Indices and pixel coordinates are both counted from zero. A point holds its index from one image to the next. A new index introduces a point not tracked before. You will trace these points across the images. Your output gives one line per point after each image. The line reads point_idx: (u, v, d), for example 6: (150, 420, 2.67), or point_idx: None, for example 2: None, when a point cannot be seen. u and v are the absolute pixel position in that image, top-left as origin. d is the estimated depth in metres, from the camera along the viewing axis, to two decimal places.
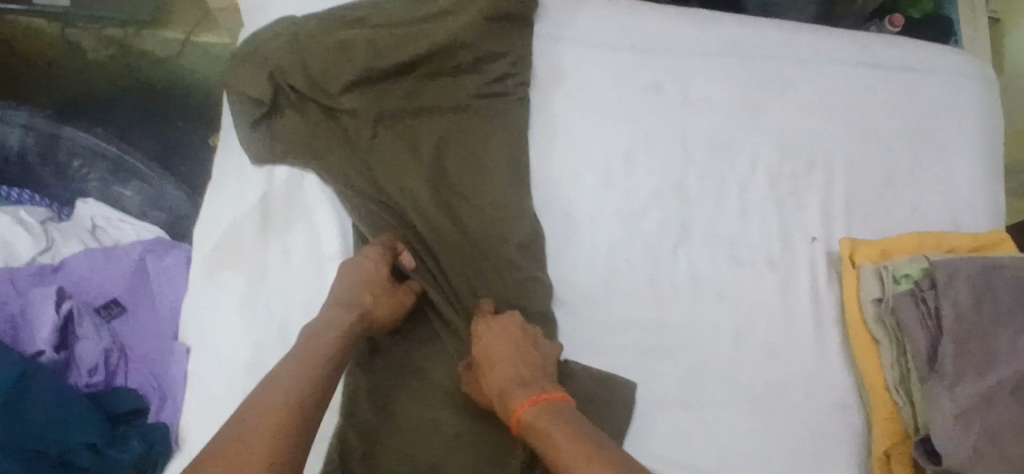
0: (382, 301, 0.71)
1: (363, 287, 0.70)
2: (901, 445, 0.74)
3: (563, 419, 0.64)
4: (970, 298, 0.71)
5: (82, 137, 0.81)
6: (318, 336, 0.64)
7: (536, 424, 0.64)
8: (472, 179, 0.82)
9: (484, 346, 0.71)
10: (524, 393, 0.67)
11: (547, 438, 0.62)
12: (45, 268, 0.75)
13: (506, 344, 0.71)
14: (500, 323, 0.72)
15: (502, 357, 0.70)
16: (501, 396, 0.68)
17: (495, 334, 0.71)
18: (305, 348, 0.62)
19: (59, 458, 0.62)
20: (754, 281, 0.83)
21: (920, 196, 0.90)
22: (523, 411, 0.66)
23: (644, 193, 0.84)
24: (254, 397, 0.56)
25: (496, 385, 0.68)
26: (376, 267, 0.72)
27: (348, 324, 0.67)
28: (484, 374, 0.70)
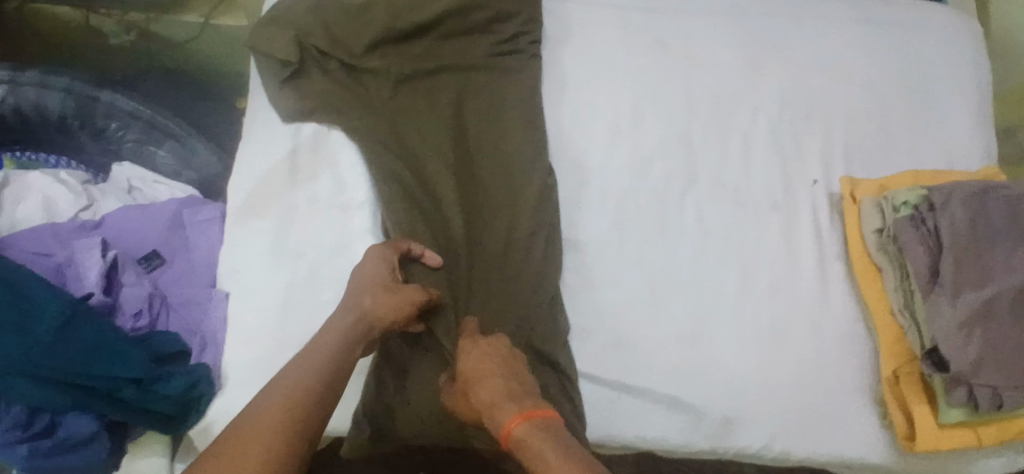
0: (383, 300, 0.67)
1: (363, 288, 0.67)
2: (909, 364, 0.77)
3: (557, 438, 0.59)
4: (966, 216, 0.72)
5: (120, 100, 0.84)
6: (316, 344, 0.63)
7: (530, 438, 0.59)
8: (487, 132, 0.85)
9: (474, 363, 0.69)
10: (516, 407, 0.63)
11: (541, 454, 0.57)
12: (86, 224, 0.81)
13: (496, 363, 0.68)
14: (488, 344, 0.71)
15: (494, 373, 0.67)
16: (490, 411, 0.64)
17: (485, 352, 0.69)
18: (302, 359, 0.61)
19: (108, 390, 0.71)
20: (760, 224, 0.84)
21: (914, 142, 0.90)
22: (516, 424, 0.61)
23: (650, 139, 0.86)
24: (245, 418, 0.55)
25: (487, 398, 0.65)
26: (377, 266, 0.69)
27: (348, 329, 0.64)
28: (473, 392, 0.66)
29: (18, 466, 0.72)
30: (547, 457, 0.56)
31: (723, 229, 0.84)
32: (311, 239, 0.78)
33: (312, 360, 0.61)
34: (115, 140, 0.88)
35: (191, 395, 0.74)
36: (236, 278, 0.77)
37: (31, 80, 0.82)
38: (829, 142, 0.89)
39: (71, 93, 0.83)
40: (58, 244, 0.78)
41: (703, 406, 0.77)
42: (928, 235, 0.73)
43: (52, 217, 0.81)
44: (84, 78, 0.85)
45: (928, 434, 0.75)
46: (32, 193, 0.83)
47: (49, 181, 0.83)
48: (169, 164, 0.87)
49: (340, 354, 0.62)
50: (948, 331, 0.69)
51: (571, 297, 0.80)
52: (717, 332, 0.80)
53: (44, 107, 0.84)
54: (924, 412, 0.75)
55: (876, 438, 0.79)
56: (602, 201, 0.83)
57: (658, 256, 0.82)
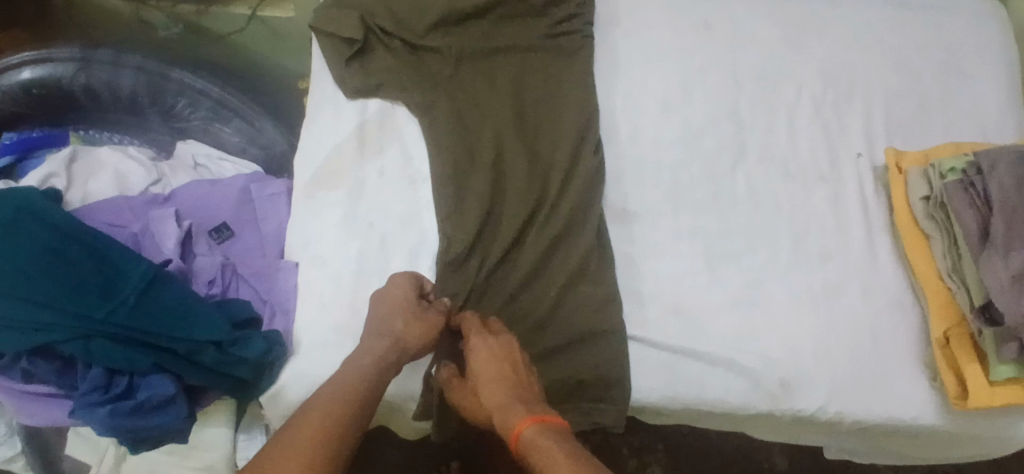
0: (412, 326, 0.69)
1: (392, 313, 0.70)
2: (959, 325, 0.79)
3: (563, 440, 0.61)
4: (1013, 179, 0.75)
5: (189, 78, 0.93)
6: (351, 364, 0.65)
7: (536, 441, 0.61)
8: (542, 108, 0.87)
9: (482, 364, 0.70)
10: (526, 409, 0.65)
11: (548, 456, 0.59)
12: (158, 197, 0.84)
13: (504, 364, 0.70)
14: (496, 343, 0.71)
15: (501, 377, 0.69)
16: (500, 413, 0.66)
17: (492, 352, 0.70)
18: (336, 379, 0.64)
19: (188, 353, 0.73)
20: (808, 192, 0.88)
21: (950, 121, 0.94)
22: (523, 428, 0.63)
23: (701, 116, 0.90)
24: (292, 419, 0.59)
25: (496, 402, 0.67)
26: (404, 292, 0.71)
27: (381, 351, 0.67)
28: (483, 395, 0.69)
29: (97, 430, 0.72)
30: (553, 461, 0.59)
31: (772, 195, 0.88)
32: (380, 209, 0.80)
33: (343, 382, 0.63)
34: (182, 119, 0.95)
35: (268, 357, 0.75)
36: (307, 249, 0.79)
37: (104, 59, 0.92)
38: (870, 118, 0.93)
39: (142, 71, 0.92)
40: (134, 218, 0.82)
41: (759, 372, 0.79)
42: (977, 197, 0.77)
43: (124, 189, 0.85)
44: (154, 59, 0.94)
45: (982, 392, 0.76)
46: (104, 168, 0.87)
47: (120, 156, 0.88)
48: (234, 140, 0.93)
49: (375, 377, 0.65)
50: (1000, 283, 0.72)
51: (629, 266, 0.83)
52: (772, 297, 0.83)
53: (117, 85, 0.92)
54: (977, 371, 0.77)
55: (928, 401, 0.81)
56: (657, 174, 0.87)
57: (712, 225, 0.85)
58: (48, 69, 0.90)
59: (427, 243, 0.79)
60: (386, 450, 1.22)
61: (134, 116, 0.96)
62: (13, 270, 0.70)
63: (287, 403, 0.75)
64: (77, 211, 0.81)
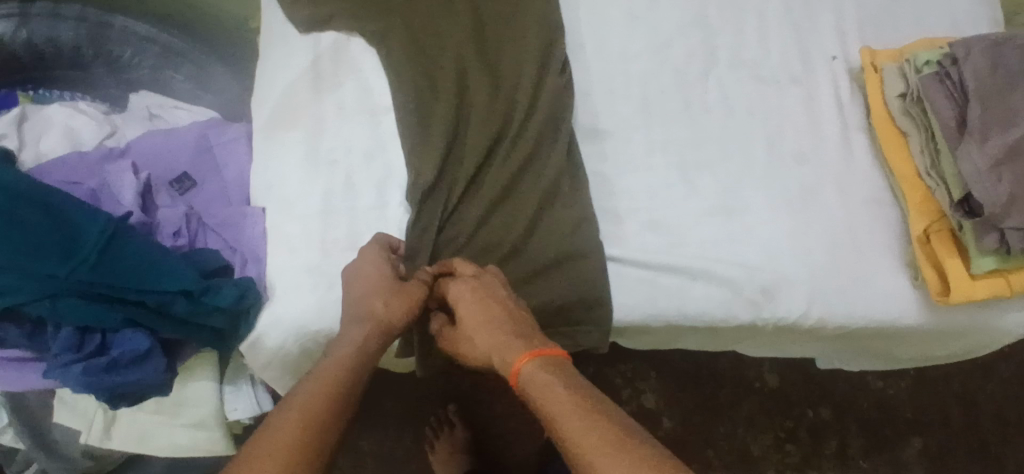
0: (394, 301, 0.69)
1: (371, 294, 0.68)
2: (939, 222, 0.79)
3: (561, 374, 0.63)
4: (987, 64, 0.74)
5: (134, 25, 0.89)
6: (330, 358, 0.65)
7: (535, 376, 0.63)
8: (503, 28, 0.83)
9: (468, 310, 0.70)
10: (523, 345, 0.66)
11: (547, 393, 0.61)
12: (113, 152, 0.81)
13: (490, 305, 0.69)
14: (472, 289, 0.70)
15: (491, 319, 0.69)
16: (498, 353, 0.67)
17: (474, 298, 0.70)
18: (316, 374, 0.63)
19: (159, 305, 0.71)
20: (783, 97, 0.86)
21: (922, 14, 0.91)
22: (523, 365, 0.64)
23: (669, 26, 0.87)
24: (271, 419, 0.59)
25: (493, 341, 0.68)
26: (379, 268, 0.69)
27: (362, 338, 0.66)
28: (477, 337, 0.69)
29: (75, 387, 0.71)
30: (553, 394, 0.61)
31: (746, 101, 0.86)
32: (342, 144, 0.77)
33: (331, 368, 0.64)
34: (131, 68, 0.91)
35: (242, 305, 0.74)
36: (271, 192, 0.77)
37: (42, 12, 0.87)
38: (842, 16, 0.90)
39: (84, 21, 0.88)
40: (88, 173, 0.79)
41: (740, 280, 0.79)
42: (953, 87, 0.76)
43: (77, 145, 0.82)
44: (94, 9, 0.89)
45: (963, 285, 0.76)
46: (54, 126, 0.84)
47: (70, 111, 0.84)
48: (185, 87, 0.91)
49: (355, 367, 0.65)
50: (977, 171, 0.72)
51: (604, 184, 0.81)
52: (751, 205, 0.82)
53: (58, 39, 0.88)
54: (958, 264, 0.77)
55: (909, 298, 0.81)
56: (627, 88, 0.84)
57: (686, 137, 0.84)
58: None
59: (394, 176, 0.77)
60: (385, 400, 1.21)
61: (83, 71, 0.93)
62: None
63: (266, 350, 0.74)
64: (31, 171, 0.78)
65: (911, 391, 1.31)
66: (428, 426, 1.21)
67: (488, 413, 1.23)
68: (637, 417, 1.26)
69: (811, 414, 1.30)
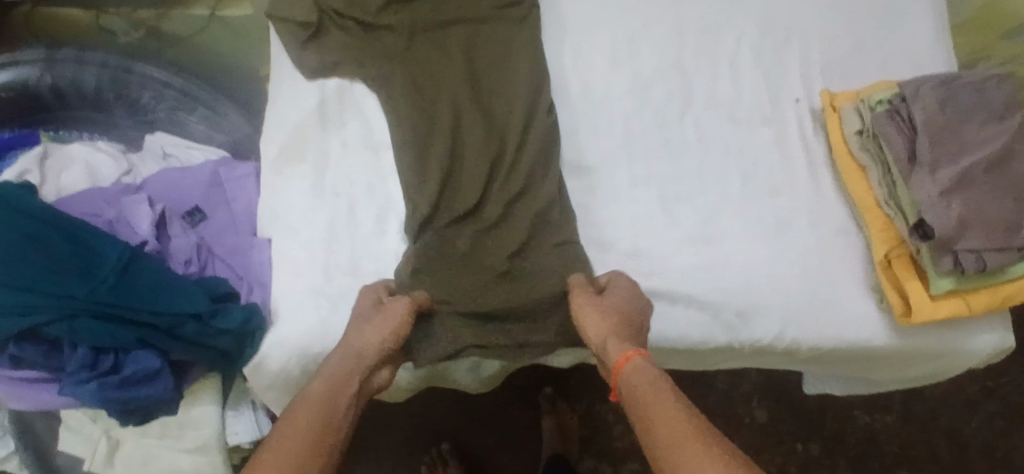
0: (369, 330, 0.74)
1: (355, 320, 0.76)
2: (899, 247, 0.84)
3: (662, 375, 0.71)
4: (936, 101, 0.80)
5: (152, 71, 0.94)
6: (316, 390, 0.70)
7: (641, 372, 0.71)
8: (494, 73, 0.91)
9: (616, 297, 0.80)
10: (630, 344, 0.74)
11: (651, 388, 0.69)
12: (129, 187, 0.86)
13: (630, 307, 0.79)
14: (630, 288, 0.81)
15: (621, 317, 0.77)
16: (607, 344, 0.75)
17: (624, 289, 0.80)
18: (308, 406, 0.68)
19: (169, 327, 0.75)
20: (753, 135, 0.93)
21: (881, 59, 0.99)
22: (629, 357, 0.72)
23: (648, 70, 0.94)
24: (271, 451, 0.63)
25: (609, 328, 0.76)
26: (365, 295, 0.78)
27: (342, 366, 0.72)
28: (602, 319, 0.77)
29: (90, 403, 0.75)
30: (656, 390, 0.69)
31: (720, 139, 0.93)
32: (345, 179, 0.85)
33: (312, 404, 0.68)
34: (149, 112, 0.97)
35: (248, 327, 0.79)
36: (278, 222, 0.83)
37: (68, 58, 0.93)
38: (806, 61, 0.98)
39: (105, 66, 0.94)
40: (106, 205, 0.83)
41: (718, 303, 0.85)
42: (903, 123, 0.82)
43: (96, 181, 0.86)
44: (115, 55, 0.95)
45: (925, 305, 0.81)
46: (74, 162, 0.88)
47: (90, 149, 0.89)
48: (201, 129, 0.95)
49: (335, 400, 0.70)
50: (930, 199, 0.78)
51: (587, 216, 0.88)
52: (725, 232, 0.88)
53: (83, 83, 0.94)
54: (919, 286, 0.82)
55: (878, 320, 0.87)
56: (609, 127, 0.92)
57: (664, 169, 0.90)
58: (16, 73, 0.92)
59: (395, 210, 0.85)
60: (382, 437, 1.23)
61: (103, 114, 0.99)
62: (7, 246, 0.71)
63: (270, 372, 0.79)
64: (54, 203, 0.83)
65: (898, 424, 1.34)
66: (424, 464, 1.22)
67: (483, 450, 1.24)
68: (632, 454, 1.25)
69: (801, 449, 1.32)
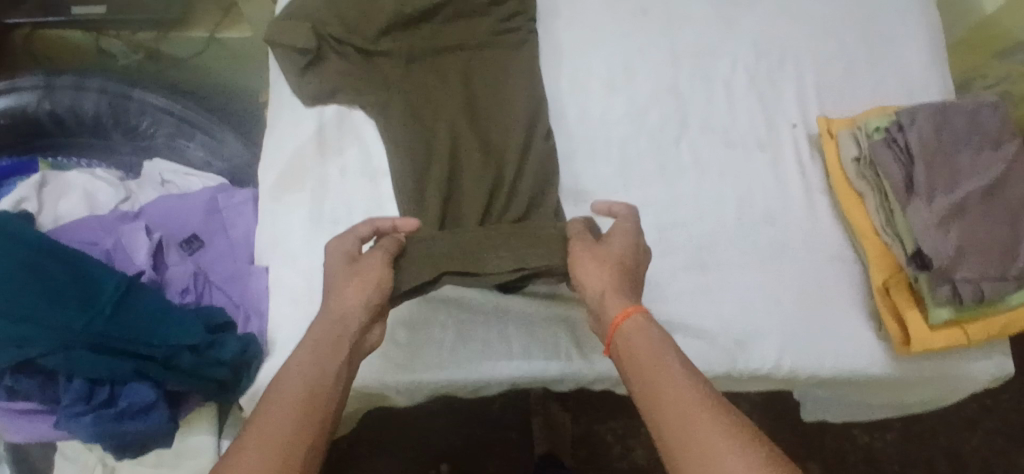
0: (349, 290, 0.70)
1: (332, 281, 0.71)
2: (896, 275, 0.84)
3: (663, 337, 0.66)
4: (932, 129, 0.80)
5: (151, 97, 0.95)
6: (283, 397, 0.61)
7: (638, 334, 0.66)
8: (491, 98, 0.92)
9: (615, 243, 0.74)
10: (630, 302, 0.69)
11: (654, 355, 0.64)
12: (127, 214, 0.86)
13: (627, 250, 0.74)
14: (627, 227, 0.75)
15: (617, 264, 0.72)
16: (603, 300, 0.70)
17: (622, 234, 0.75)
18: (266, 440, 0.58)
19: (165, 358, 0.75)
20: (750, 160, 0.94)
21: (877, 85, 0.99)
22: (630, 314, 0.67)
23: (645, 96, 0.95)
24: None
25: (604, 284, 0.71)
26: (342, 250, 0.73)
27: (315, 341, 0.66)
28: (597, 271, 0.72)
29: (84, 438, 0.74)
30: (656, 353, 0.64)
31: (716, 164, 0.93)
32: (342, 207, 0.85)
33: (295, 387, 0.63)
34: (147, 137, 0.97)
35: (244, 357, 0.78)
36: (275, 250, 0.83)
37: (66, 84, 0.93)
38: (802, 87, 0.98)
39: (105, 93, 0.94)
40: (104, 233, 0.83)
41: (715, 331, 0.85)
42: (900, 151, 0.82)
43: (94, 208, 0.86)
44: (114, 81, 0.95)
45: (922, 334, 0.81)
46: (72, 189, 0.88)
47: (88, 177, 0.88)
48: (199, 155, 0.95)
49: (303, 417, 0.60)
50: (926, 228, 0.77)
51: None
52: (722, 259, 0.88)
53: (82, 108, 0.94)
54: (916, 315, 0.82)
55: (876, 348, 0.86)
56: (606, 153, 0.92)
57: (661, 195, 0.90)
58: (15, 99, 0.92)
59: None
60: (379, 461, 1.22)
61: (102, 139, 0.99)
62: (6, 275, 0.70)
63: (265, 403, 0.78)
64: (51, 232, 0.82)
65: (898, 445, 1.34)
66: None
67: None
68: None
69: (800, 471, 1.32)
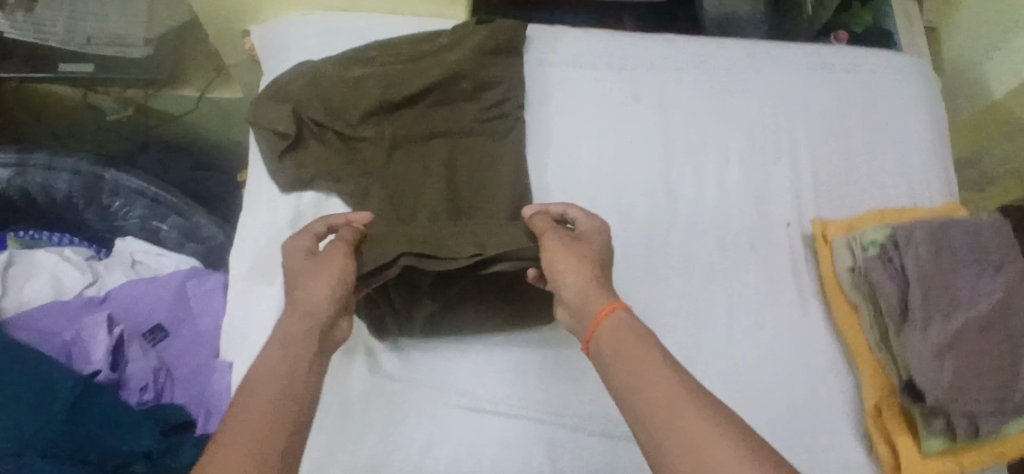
0: (314, 283, 0.67)
1: (295, 277, 0.69)
2: (889, 397, 0.80)
3: (643, 330, 0.63)
4: (929, 251, 0.77)
5: (123, 179, 0.88)
6: (260, 380, 0.58)
7: (619, 329, 0.62)
8: (472, 186, 0.88)
9: (591, 240, 0.72)
10: (606, 297, 0.66)
11: (641, 347, 0.60)
12: (92, 300, 0.83)
13: (598, 246, 0.72)
14: (595, 222, 0.74)
15: (588, 258, 0.69)
16: (580, 296, 0.67)
17: (595, 230, 0.73)
18: (249, 413, 0.55)
19: (117, 465, 0.73)
20: (742, 262, 0.89)
21: (880, 184, 0.95)
22: (609, 311, 0.64)
23: (634, 189, 0.91)
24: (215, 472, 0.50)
25: (580, 277, 0.68)
26: (301, 246, 0.71)
27: (290, 332, 0.64)
28: (572, 265, 0.69)
29: None
30: (638, 343, 0.60)
31: (705, 263, 0.89)
32: None
33: (270, 383, 0.58)
34: (120, 218, 0.93)
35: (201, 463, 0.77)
36: (238, 347, 0.80)
37: (38, 162, 0.87)
38: (800, 182, 0.94)
39: (77, 173, 0.88)
40: (66, 323, 0.80)
41: None
42: (895, 271, 0.78)
43: (58, 294, 0.84)
44: (88, 157, 0.89)
45: (916, 464, 0.77)
46: (38, 269, 0.85)
47: (56, 259, 0.86)
48: (172, 237, 0.91)
49: (282, 394, 0.57)
50: (923, 360, 0.73)
51: (564, 345, 0.84)
52: (708, 367, 0.83)
53: (53, 187, 0.89)
54: (909, 443, 0.77)
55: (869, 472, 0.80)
56: None
57: (645, 296, 0.85)
58: None
59: (360, 340, 0.83)
60: None
61: (74, 216, 0.94)
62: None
63: None
64: (8, 320, 0.79)
65: None
66: None
67: None
68: None
69: None
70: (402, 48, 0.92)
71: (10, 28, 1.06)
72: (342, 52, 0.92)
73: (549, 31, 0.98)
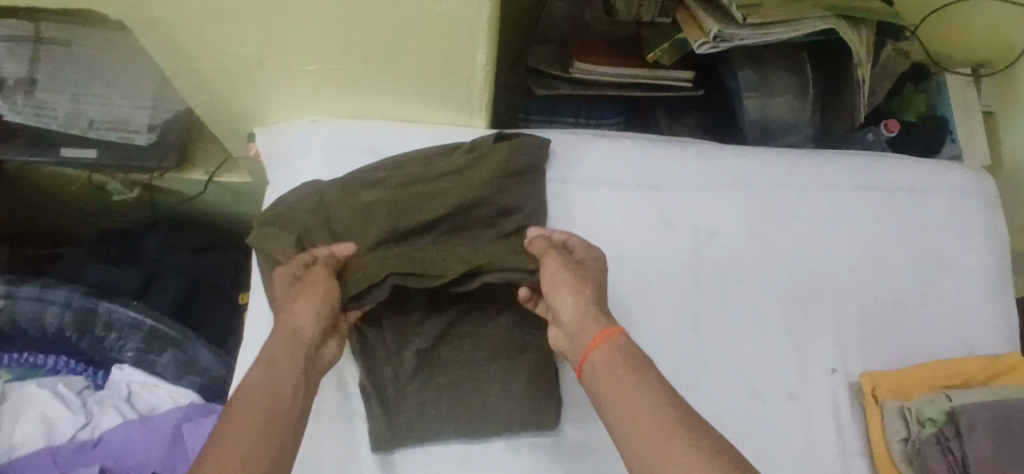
0: (299, 307, 0.67)
1: (282, 302, 0.69)
2: None
3: (637, 354, 0.63)
4: (991, 443, 0.73)
5: (118, 312, 0.89)
6: (243, 401, 0.58)
7: (610, 355, 0.63)
8: (491, 322, 0.81)
9: (590, 269, 0.73)
10: (602, 322, 0.67)
11: (632, 374, 0.60)
12: (85, 444, 0.84)
13: (592, 273, 0.73)
14: (589, 249, 0.75)
15: (584, 285, 0.70)
16: (576, 322, 0.68)
17: (591, 255, 0.75)
18: (227, 434, 0.55)
19: None
20: (777, 413, 0.82)
21: (929, 322, 0.89)
22: (603, 336, 0.65)
23: (664, 330, 0.83)
24: None
25: (576, 304, 0.69)
26: (288, 273, 0.71)
27: (274, 352, 0.64)
28: (569, 289, 0.70)
29: None
30: (630, 369, 0.61)
31: (738, 416, 0.81)
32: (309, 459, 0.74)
33: (258, 396, 0.59)
34: (115, 349, 0.93)
35: None
36: None
37: (29, 294, 0.89)
38: (841, 320, 0.88)
39: (69, 306, 0.90)
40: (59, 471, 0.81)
41: None
42: (954, 461, 0.75)
43: (51, 438, 0.84)
44: (82, 290, 0.91)
45: None
46: (32, 408, 0.86)
47: (49, 397, 0.87)
48: (168, 369, 0.92)
49: (261, 414, 0.57)
50: None
51: None
52: None
53: (45, 320, 0.91)
54: None
55: None
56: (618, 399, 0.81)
57: None
58: None
59: None
60: None
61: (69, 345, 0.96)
62: None
63: None
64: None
65: None
66: None
67: None
68: None
69: None
70: (414, 168, 0.86)
71: (8, 112, 1.02)
72: (351, 173, 0.86)
73: (573, 146, 0.92)
